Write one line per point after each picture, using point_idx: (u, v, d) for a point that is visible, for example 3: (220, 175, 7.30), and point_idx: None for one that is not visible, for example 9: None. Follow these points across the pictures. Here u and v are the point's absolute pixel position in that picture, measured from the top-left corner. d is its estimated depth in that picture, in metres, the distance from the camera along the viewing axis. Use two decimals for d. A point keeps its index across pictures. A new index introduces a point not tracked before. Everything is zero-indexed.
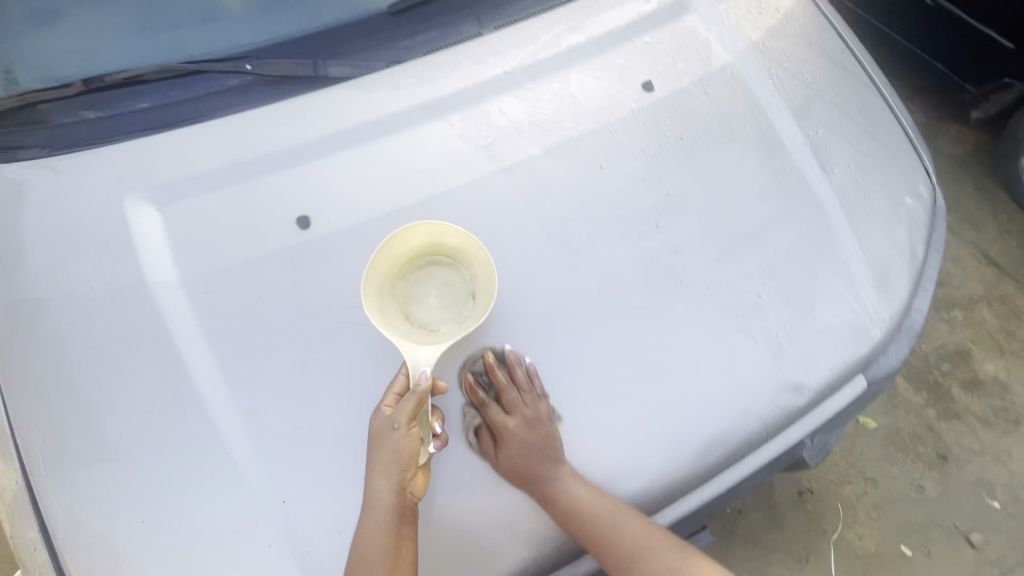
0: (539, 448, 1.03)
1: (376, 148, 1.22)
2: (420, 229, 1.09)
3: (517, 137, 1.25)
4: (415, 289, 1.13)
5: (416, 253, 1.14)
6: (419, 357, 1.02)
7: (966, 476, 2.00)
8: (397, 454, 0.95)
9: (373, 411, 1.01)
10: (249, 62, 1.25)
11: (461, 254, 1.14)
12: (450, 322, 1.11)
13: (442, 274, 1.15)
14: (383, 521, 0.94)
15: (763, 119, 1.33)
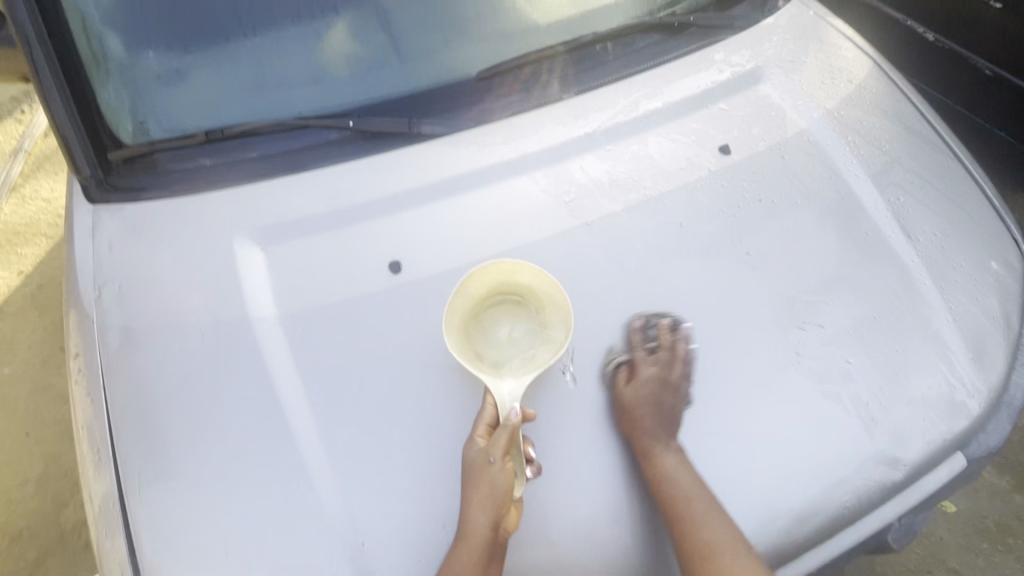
0: (662, 409, 1.06)
1: (466, 202, 1.30)
2: (495, 266, 1.12)
3: (598, 195, 1.30)
4: (489, 326, 1.14)
5: (488, 291, 1.16)
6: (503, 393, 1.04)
7: None
8: (493, 490, 0.94)
9: (467, 441, 1.02)
10: (352, 119, 1.36)
11: (529, 291, 1.16)
12: (526, 358, 1.11)
13: (513, 309, 1.16)
14: (478, 555, 0.93)
15: (842, 183, 1.34)
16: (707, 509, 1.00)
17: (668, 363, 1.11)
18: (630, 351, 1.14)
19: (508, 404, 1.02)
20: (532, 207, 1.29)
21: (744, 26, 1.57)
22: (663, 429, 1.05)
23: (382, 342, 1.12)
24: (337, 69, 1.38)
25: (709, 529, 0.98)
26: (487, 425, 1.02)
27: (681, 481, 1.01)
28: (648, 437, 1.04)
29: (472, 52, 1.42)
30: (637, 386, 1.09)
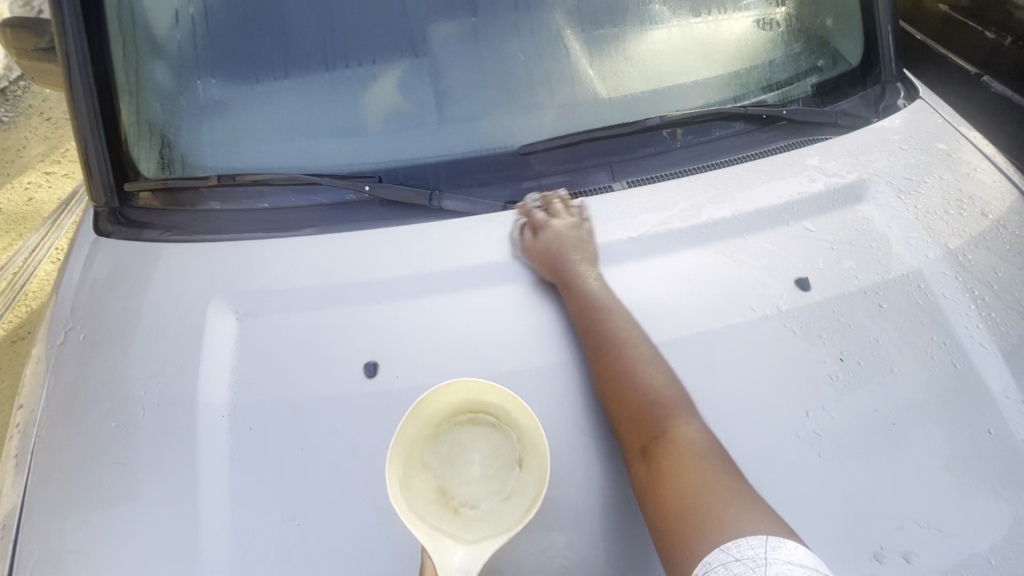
0: (574, 240, 1.12)
1: (476, 299, 1.11)
2: (459, 385, 0.89)
3: (630, 320, 1.07)
4: (453, 452, 0.93)
5: (454, 409, 0.94)
6: (452, 565, 0.81)
7: None
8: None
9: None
10: (369, 183, 1.18)
11: (503, 412, 0.93)
12: (494, 500, 0.89)
13: (483, 431, 0.95)
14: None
15: (959, 353, 1.02)
16: (631, 342, 1.00)
17: (574, 220, 1.15)
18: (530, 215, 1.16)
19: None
20: (546, 324, 1.09)
21: (848, 127, 1.30)
22: (580, 256, 1.11)
23: (335, 462, 0.95)
24: (368, 122, 1.20)
25: (588, 296, 1.06)
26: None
27: (590, 299, 1.06)
28: (570, 244, 1.11)
29: (516, 122, 1.21)
30: (551, 225, 1.12)
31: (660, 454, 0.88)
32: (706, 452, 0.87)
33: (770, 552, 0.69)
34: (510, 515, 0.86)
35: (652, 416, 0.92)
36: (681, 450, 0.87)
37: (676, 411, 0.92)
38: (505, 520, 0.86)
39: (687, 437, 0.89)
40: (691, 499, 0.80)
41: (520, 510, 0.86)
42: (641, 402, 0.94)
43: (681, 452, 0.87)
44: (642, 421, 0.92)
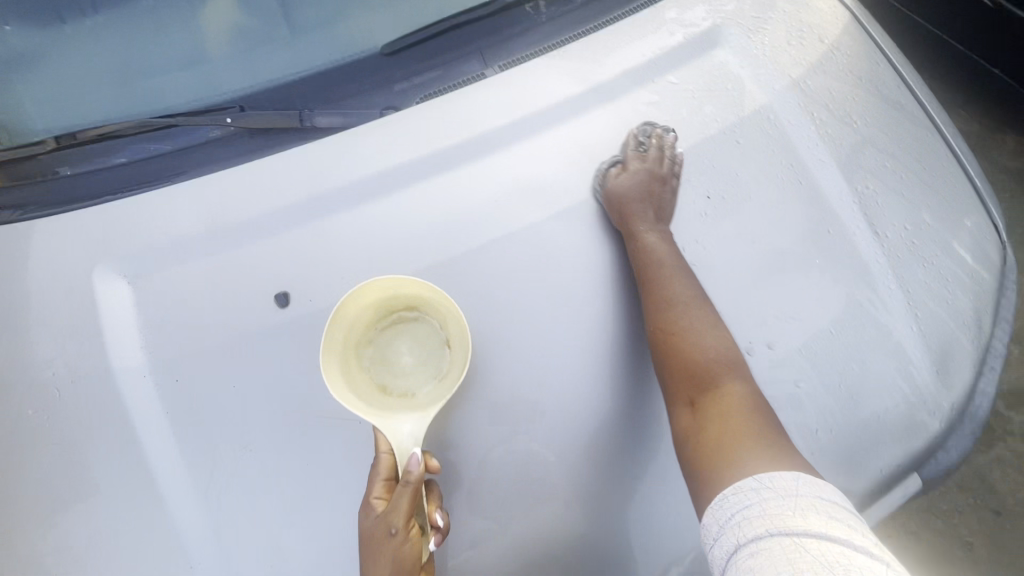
0: (652, 195, 1.14)
1: (371, 211, 1.10)
2: (374, 285, 0.95)
3: (521, 202, 1.11)
4: (387, 350, 1.02)
5: (375, 311, 1.01)
6: (403, 435, 0.90)
7: (1019, 535, 2.08)
8: (398, 566, 0.85)
9: (362, 507, 0.91)
10: (230, 114, 1.10)
11: (425, 304, 1.01)
12: (433, 381, 0.99)
13: (411, 326, 1.04)
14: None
15: (803, 172, 1.17)
16: (692, 303, 1.03)
17: (655, 163, 1.15)
18: (622, 155, 1.18)
19: (409, 450, 0.89)
20: (482, 202, 1.11)
21: None
22: (651, 212, 1.12)
23: (270, 391, 0.99)
24: (210, 49, 1.09)
25: (650, 253, 1.06)
26: (385, 481, 0.92)
27: (653, 255, 1.06)
28: (631, 190, 1.13)
29: (371, 21, 1.13)
30: (630, 175, 1.14)
31: (707, 410, 0.94)
32: (752, 412, 0.92)
33: (802, 486, 0.78)
34: (444, 385, 0.96)
35: (705, 372, 0.97)
36: (728, 407, 0.93)
37: (725, 373, 0.98)
38: (442, 389, 0.95)
39: (736, 397, 0.95)
40: (730, 451, 0.87)
41: (452, 377, 0.96)
42: (690, 352, 0.99)
43: (727, 408, 0.93)
44: (695, 375, 0.98)
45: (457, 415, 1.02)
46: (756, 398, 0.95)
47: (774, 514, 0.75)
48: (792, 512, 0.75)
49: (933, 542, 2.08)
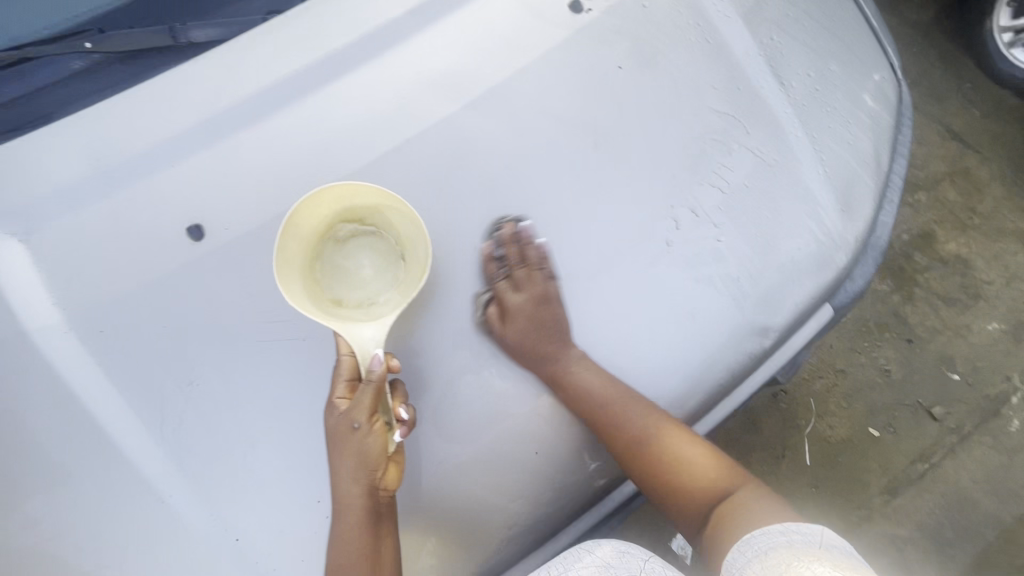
0: (536, 318, 1.05)
1: (273, 126, 1.03)
2: (328, 194, 0.95)
3: (431, 95, 1.06)
4: (341, 262, 1.03)
5: (330, 220, 1.01)
6: (365, 340, 0.93)
7: (929, 355, 2.39)
8: (363, 455, 0.91)
9: (328, 407, 0.94)
10: (89, 40, 0.98)
11: (377, 214, 1.02)
12: (390, 291, 1.02)
13: (367, 240, 1.05)
14: (362, 522, 0.91)
15: (709, 32, 1.17)
16: (635, 402, 1.04)
17: (544, 283, 1.06)
18: (506, 253, 1.05)
19: (373, 351, 0.92)
20: (390, 102, 1.05)
21: None
22: (546, 339, 1.05)
23: (204, 326, 0.95)
24: None
25: (581, 386, 1.03)
26: (348, 382, 0.95)
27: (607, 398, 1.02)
28: (545, 343, 1.05)
29: None
30: (518, 298, 1.05)
31: (721, 513, 1.01)
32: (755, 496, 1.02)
33: (817, 534, 0.91)
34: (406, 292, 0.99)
35: (709, 488, 1.07)
36: (730, 501, 1.03)
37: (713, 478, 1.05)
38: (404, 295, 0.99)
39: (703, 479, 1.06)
40: (739, 515, 0.99)
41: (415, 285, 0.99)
42: (688, 466, 1.05)
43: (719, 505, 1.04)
44: (706, 489, 1.07)
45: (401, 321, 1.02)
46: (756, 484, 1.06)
47: (801, 551, 0.87)
48: (809, 552, 0.87)
49: (858, 375, 2.36)
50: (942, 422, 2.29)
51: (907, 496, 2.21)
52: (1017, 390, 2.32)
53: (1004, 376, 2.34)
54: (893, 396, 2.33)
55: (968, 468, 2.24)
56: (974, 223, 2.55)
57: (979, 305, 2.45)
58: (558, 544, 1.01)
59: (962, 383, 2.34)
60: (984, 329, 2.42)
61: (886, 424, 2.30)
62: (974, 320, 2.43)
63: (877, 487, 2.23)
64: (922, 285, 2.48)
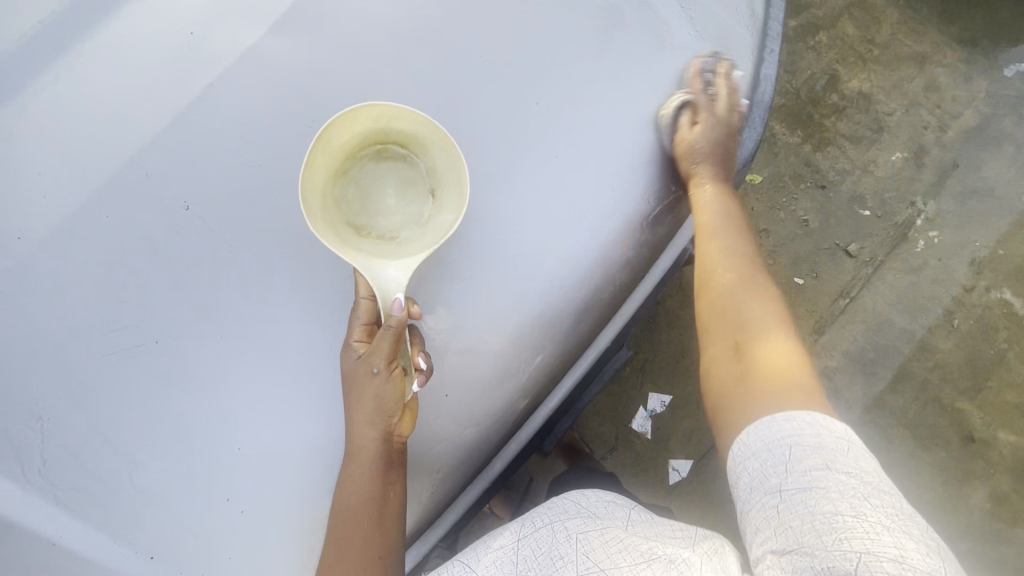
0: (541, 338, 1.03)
1: (37, 97, 0.82)
2: (365, 111, 0.87)
3: (228, 22, 0.87)
4: (366, 187, 0.98)
5: (360, 143, 0.95)
6: (387, 280, 0.88)
7: (842, 196, 2.47)
8: (380, 401, 0.88)
9: (343, 349, 0.89)
10: None
11: (409, 141, 0.97)
12: (413, 228, 0.98)
13: (394, 163, 0.99)
14: (373, 466, 0.89)
15: None
16: (720, 246, 1.06)
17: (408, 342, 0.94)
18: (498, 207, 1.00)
19: (394, 296, 0.87)
20: (179, 41, 0.86)
21: None
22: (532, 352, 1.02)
23: (38, 351, 0.83)
24: None
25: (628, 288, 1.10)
26: (364, 325, 0.90)
27: (716, 209, 1.09)
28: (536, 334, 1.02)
29: None
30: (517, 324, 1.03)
31: (746, 357, 0.90)
32: (801, 374, 0.85)
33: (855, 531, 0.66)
34: (431, 235, 0.94)
35: (740, 330, 0.94)
36: (764, 351, 0.89)
37: (774, 325, 0.93)
38: (428, 237, 0.93)
39: (748, 288, 0.99)
40: (757, 380, 0.85)
41: (442, 229, 0.93)
42: (720, 314, 0.99)
43: (762, 323, 0.94)
44: (734, 329, 0.95)
45: (266, 295, 0.90)
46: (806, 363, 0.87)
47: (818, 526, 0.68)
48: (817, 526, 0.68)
49: (780, 231, 2.44)
50: (858, 257, 2.43)
51: (832, 331, 2.39)
52: (922, 213, 2.45)
53: (910, 202, 2.46)
54: (813, 243, 2.44)
55: (883, 294, 2.41)
56: (875, 55, 2.55)
57: (884, 137, 2.51)
58: (491, 474, 1.08)
59: (873, 217, 2.45)
60: (890, 160, 2.49)
61: (809, 270, 2.42)
62: (880, 154, 2.50)
63: (805, 329, 2.39)
64: (830, 129, 2.52)
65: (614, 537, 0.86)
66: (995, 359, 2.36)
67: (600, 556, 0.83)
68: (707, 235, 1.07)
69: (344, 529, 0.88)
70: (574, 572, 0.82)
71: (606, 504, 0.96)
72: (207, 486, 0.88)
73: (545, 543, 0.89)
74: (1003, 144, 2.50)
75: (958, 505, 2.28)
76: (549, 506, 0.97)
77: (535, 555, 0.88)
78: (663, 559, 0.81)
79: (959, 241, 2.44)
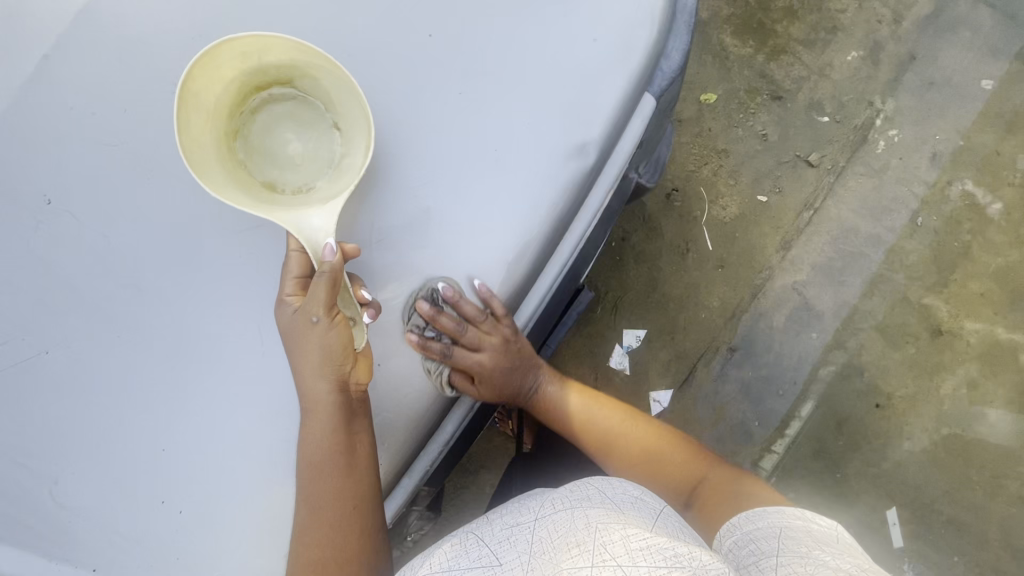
0: (510, 349, 1.11)
1: None
2: (228, 49, 0.78)
3: None
4: (264, 140, 0.90)
5: (241, 91, 0.86)
6: (314, 230, 0.83)
7: (800, 104, 2.39)
8: (327, 349, 0.85)
9: (278, 305, 0.85)
10: None
11: (297, 78, 0.88)
12: (329, 172, 0.90)
13: (288, 108, 0.91)
14: (331, 420, 0.85)
15: None
16: (612, 424, 1.24)
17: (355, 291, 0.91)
18: (407, 161, 0.92)
19: (323, 243, 0.83)
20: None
21: None
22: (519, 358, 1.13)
23: None
24: None
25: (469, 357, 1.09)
26: (299, 279, 0.85)
27: (575, 409, 1.27)
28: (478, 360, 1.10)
29: None
30: (486, 349, 1.10)
31: (709, 495, 1.08)
32: (736, 485, 1.08)
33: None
34: (349, 173, 0.87)
35: (671, 473, 1.16)
36: (710, 476, 1.13)
37: (706, 468, 1.16)
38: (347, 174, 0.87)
39: (634, 429, 1.24)
40: (724, 499, 1.05)
41: (360, 161, 0.88)
42: (626, 449, 1.20)
43: (667, 470, 1.17)
44: (669, 473, 1.16)
45: (158, 288, 0.81)
46: (744, 479, 1.09)
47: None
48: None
49: (739, 149, 2.37)
50: (819, 167, 2.38)
51: (799, 245, 2.37)
52: (881, 112, 2.39)
53: (869, 102, 2.39)
54: (774, 158, 2.37)
55: (847, 201, 2.38)
56: None
57: (839, 37, 2.40)
58: (442, 435, 1.01)
59: (832, 123, 2.39)
60: (846, 61, 2.40)
61: (772, 187, 2.37)
62: (835, 55, 2.40)
63: (773, 246, 2.36)
64: (782, 34, 2.40)
65: (641, 536, 0.74)
66: (960, 252, 2.37)
67: (620, 550, 0.71)
68: (597, 422, 1.25)
69: (318, 486, 0.86)
70: (587, 561, 0.69)
71: (632, 501, 0.89)
72: (136, 492, 0.83)
73: (562, 529, 0.81)
74: (961, 29, 2.40)
75: (931, 398, 2.35)
76: (572, 490, 0.92)
77: (551, 535, 0.81)
78: (690, 569, 0.69)
79: (919, 138, 2.39)
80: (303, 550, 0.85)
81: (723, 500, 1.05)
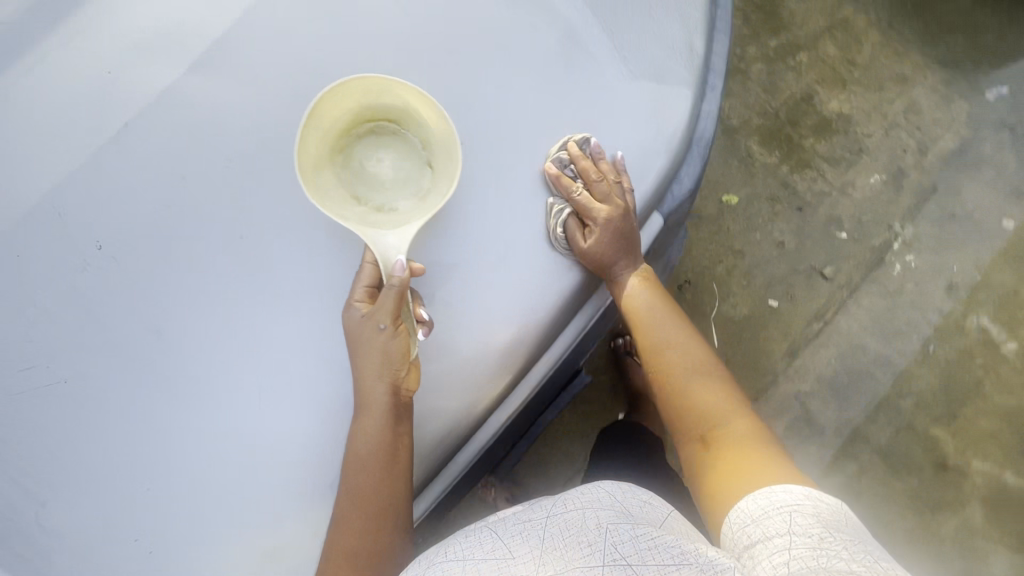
0: (620, 234, 1.10)
1: None
2: (352, 84, 0.88)
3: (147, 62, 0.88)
4: (360, 163, 0.99)
5: (353, 118, 0.96)
6: (387, 245, 0.89)
7: (818, 218, 2.46)
8: (386, 353, 0.91)
9: (346, 308, 0.93)
10: None
11: (404, 114, 0.97)
12: (410, 199, 0.98)
13: (389, 139, 1.00)
14: (383, 418, 0.91)
15: None
16: (677, 346, 1.14)
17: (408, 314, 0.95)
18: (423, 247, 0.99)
19: (395, 257, 0.88)
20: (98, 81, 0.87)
21: None
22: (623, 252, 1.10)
23: None
24: None
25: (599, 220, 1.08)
26: (367, 288, 0.93)
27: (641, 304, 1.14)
28: (601, 219, 1.08)
29: None
30: (597, 234, 1.07)
31: (718, 446, 0.98)
32: (765, 449, 0.95)
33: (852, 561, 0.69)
34: (431, 203, 0.94)
35: (693, 415, 1.04)
36: (730, 427, 1.00)
37: (734, 417, 1.02)
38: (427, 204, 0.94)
39: (690, 363, 1.11)
40: (739, 465, 0.92)
41: (441, 194, 0.94)
42: (674, 375, 1.10)
43: (696, 413, 1.04)
44: (694, 415, 1.04)
45: (180, 334, 0.89)
46: (773, 449, 0.95)
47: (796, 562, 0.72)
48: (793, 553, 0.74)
49: (755, 252, 2.43)
50: (832, 280, 2.41)
51: (805, 355, 2.37)
52: (899, 236, 2.43)
53: (888, 226, 2.44)
54: (789, 265, 2.42)
55: (858, 317, 2.39)
56: (854, 77, 2.54)
57: (863, 160, 2.49)
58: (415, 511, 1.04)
59: (849, 240, 2.44)
60: (868, 183, 2.48)
61: (784, 293, 2.40)
62: (858, 176, 2.48)
63: (779, 352, 2.37)
64: (808, 150, 2.51)
65: (648, 537, 0.80)
66: (970, 385, 2.34)
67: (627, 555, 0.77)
68: (648, 329, 1.16)
69: (358, 478, 0.91)
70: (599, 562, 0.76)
71: (642, 505, 0.88)
72: (118, 520, 0.87)
73: (574, 526, 0.83)
74: (984, 168, 2.47)
75: (930, 534, 2.25)
76: (582, 491, 0.90)
77: (562, 533, 0.82)
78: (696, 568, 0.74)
79: (936, 266, 2.42)
80: (338, 537, 0.89)
81: (741, 461, 0.92)
